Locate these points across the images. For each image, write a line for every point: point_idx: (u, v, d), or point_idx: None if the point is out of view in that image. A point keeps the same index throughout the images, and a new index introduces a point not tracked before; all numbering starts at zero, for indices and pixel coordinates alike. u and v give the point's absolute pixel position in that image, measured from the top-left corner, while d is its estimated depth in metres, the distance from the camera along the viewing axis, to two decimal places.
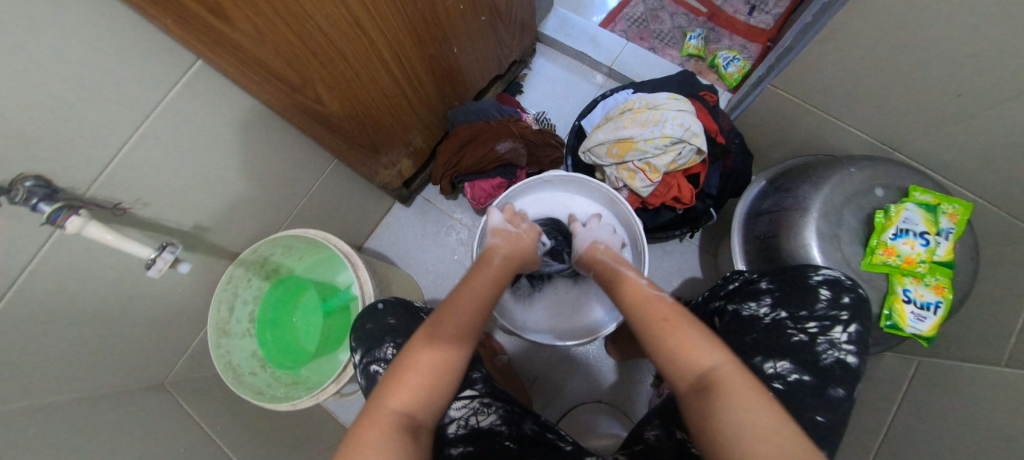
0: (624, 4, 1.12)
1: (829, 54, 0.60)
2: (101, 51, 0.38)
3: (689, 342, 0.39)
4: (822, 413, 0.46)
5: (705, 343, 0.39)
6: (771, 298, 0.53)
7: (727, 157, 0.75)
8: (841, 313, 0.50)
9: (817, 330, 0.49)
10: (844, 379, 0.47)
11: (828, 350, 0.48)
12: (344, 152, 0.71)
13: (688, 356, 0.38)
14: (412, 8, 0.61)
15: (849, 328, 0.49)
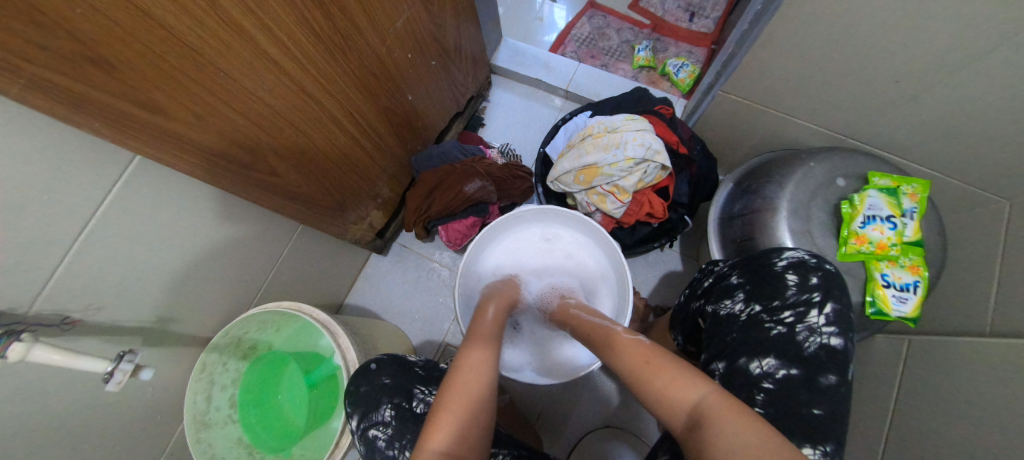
0: (571, 27, 1.15)
1: (769, 56, 0.62)
2: (23, 162, 0.36)
3: (674, 379, 0.42)
4: (818, 405, 0.44)
5: (686, 380, 0.42)
6: (743, 293, 0.52)
7: (691, 166, 0.76)
8: (812, 295, 0.50)
9: (794, 318, 0.49)
10: (829, 364, 0.47)
11: (809, 337, 0.48)
12: (311, 218, 0.70)
13: (675, 393, 0.41)
14: (360, 69, 0.62)
15: (824, 310, 0.49)
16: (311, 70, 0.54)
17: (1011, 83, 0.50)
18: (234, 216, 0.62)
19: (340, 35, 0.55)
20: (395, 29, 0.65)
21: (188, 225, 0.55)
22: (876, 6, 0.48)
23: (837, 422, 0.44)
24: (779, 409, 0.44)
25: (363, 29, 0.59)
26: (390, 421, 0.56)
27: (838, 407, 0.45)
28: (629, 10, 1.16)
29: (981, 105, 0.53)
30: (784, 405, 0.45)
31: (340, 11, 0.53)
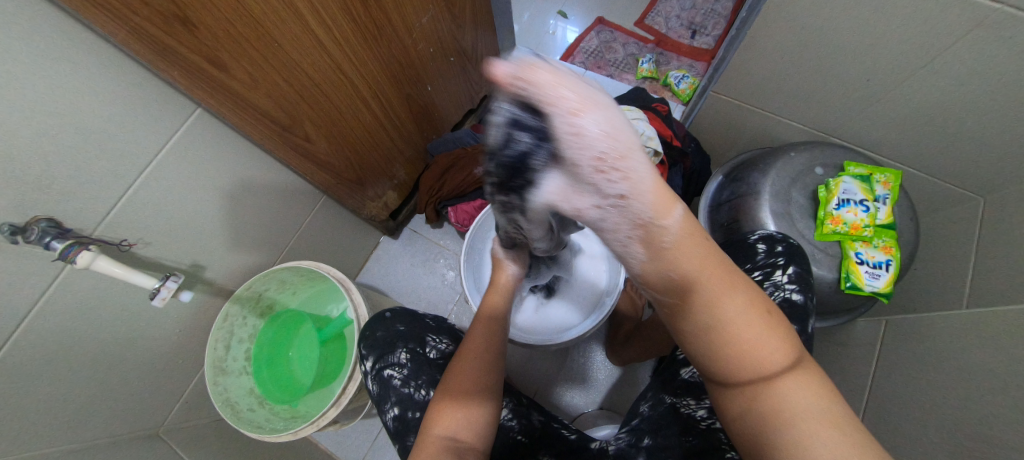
0: (580, 40, 1.25)
1: (753, 59, 0.69)
2: (104, 100, 0.43)
3: (784, 347, 0.30)
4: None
5: (790, 348, 0.31)
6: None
7: (685, 159, 0.81)
8: (778, 259, 0.53)
9: (761, 277, 0.52)
10: (792, 315, 0.48)
11: (774, 291, 0.50)
12: (334, 187, 0.76)
13: (778, 367, 0.30)
14: (387, 55, 0.70)
15: (788, 270, 0.51)
16: (347, 48, 0.61)
17: (969, 82, 0.55)
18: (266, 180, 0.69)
19: (374, 22, 0.63)
20: (421, 24, 0.73)
21: (227, 181, 0.62)
22: (844, 13, 0.55)
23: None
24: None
25: (393, 19, 0.67)
26: (406, 363, 0.59)
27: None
28: (635, 27, 1.25)
29: (947, 103, 0.59)
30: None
31: (376, 1, 0.61)
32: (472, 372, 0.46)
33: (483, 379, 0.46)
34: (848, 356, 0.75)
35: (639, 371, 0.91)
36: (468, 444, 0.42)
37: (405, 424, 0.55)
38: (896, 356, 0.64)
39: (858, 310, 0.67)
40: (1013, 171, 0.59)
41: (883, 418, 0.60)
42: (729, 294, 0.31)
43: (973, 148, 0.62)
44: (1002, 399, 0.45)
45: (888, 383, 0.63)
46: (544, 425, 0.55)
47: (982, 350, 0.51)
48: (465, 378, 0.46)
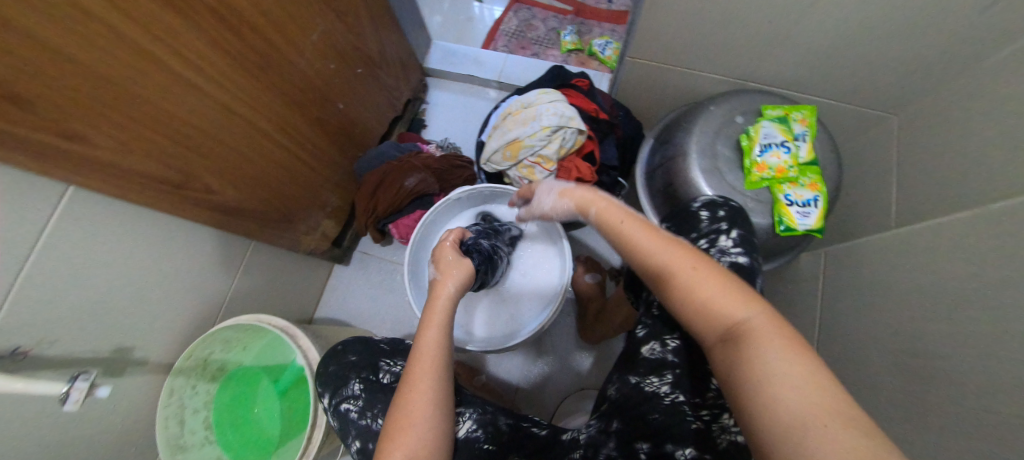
0: (499, 23, 1.20)
1: (660, 19, 0.66)
2: None
3: (730, 291, 0.35)
4: None
5: (736, 294, 0.35)
6: (669, 235, 0.57)
7: (615, 129, 0.79)
8: (721, 224, 0.53)
9: (708, 244, 0.52)
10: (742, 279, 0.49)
11: (722, 257, 0.50)
12: (260, 231, 0.70)
13: (719, 306, 0.35)
14: (279, 79, 0.64)
15: (732, 234, 0.52)
16: (223, 81, 0.55)
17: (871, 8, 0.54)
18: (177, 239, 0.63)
19: (250, 50, 0.57)
20: (311, 42, 0.67)
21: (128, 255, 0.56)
22: None
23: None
24: None
25: (274, 42, 0.61)
26: (360, 394, 0.56)
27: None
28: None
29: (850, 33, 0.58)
30: None
31: (247, 28, 0.55)
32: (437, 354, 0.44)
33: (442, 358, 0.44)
34: (796, 290, 0.78)
35: (613, 344, 0.92)
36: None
37: (368, 455, 0.53)
38: (841, 285, 0.66)
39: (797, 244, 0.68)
40: (929, 87, 0.61)
41: (836, 347, 0.62)
42: (677, 256, 0.39)
43: (884, 70, 0.62)
44: (943, 315, 0.46)
45: (836, 313, 0.65)
46: (514, 429, 0.54)
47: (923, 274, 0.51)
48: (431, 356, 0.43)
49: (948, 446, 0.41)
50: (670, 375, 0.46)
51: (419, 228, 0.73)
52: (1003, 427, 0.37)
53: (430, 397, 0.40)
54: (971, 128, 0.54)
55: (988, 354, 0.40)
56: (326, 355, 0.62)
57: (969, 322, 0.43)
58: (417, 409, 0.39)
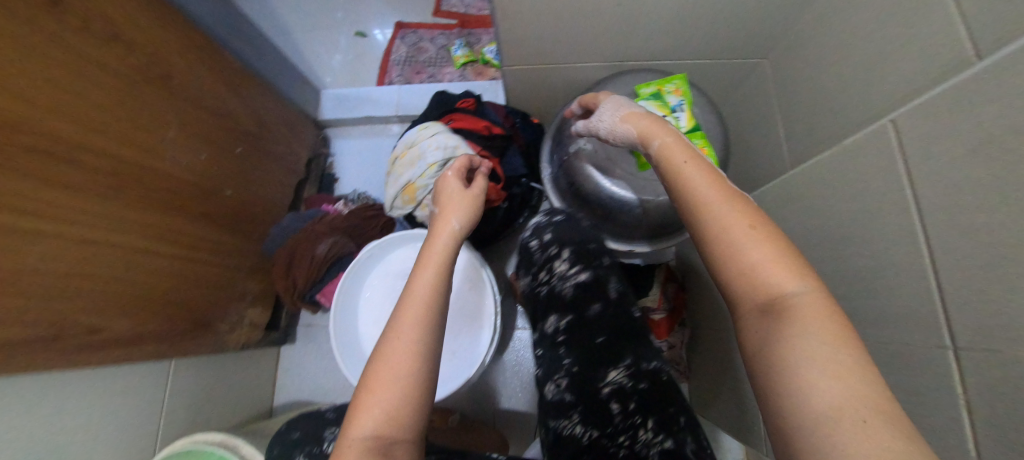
0: (388, 53, 1.16)
1: (522, 27, 0.64)
2: None
3: (776, 262, 0.32)
4: (597, 335, 0.48)
5: (787, 266, 0.32)
6: (523, 271, 0.60)
7: (515, 137, 0.80)
8: (552, 250, 0.54)
9: (548, 275, 0.53)
10: (590, 296, 0.50)
11: (563, 283, 0.52)
12: (178, 348, 0.65)
13: (766, 276, 0.32)
14: (140, 189, 0.59)
15: (564, 255, 0.53)
16: (75, 213, 0.50)
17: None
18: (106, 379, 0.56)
19: (96, 171, 0.52)
20: (167, 140, 0.63)
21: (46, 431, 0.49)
22: None
23: (624, 333, 0.48)
24: (577, 355, 0.47)
25: (121, 153, 0.56)
26: None
27: (610, 317, 0.49)
28: (435, 18, 1.18)
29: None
30: (580, 349, 0.48)
31: (83, 151, 0.50)
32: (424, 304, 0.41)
33: (426, 318, 0.40)
34: None
35: None
36: (397, 436, 0.34)
37: None
38: None
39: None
40: (783, 31, 0.62)
41: None
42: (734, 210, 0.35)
43: (744, 27, 0.63)
44: (838, 252, 0.48)
45: None
46: None
47: (805, 211, 0.53)
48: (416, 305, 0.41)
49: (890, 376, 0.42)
50: (575, 415, 0.45)
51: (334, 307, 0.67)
52: (925, 354, 0.38)
53: (403, 366, 0.37)
54: (823, 62, 0.56)
55: (884, 285, 0.41)
56: (275, 443, 0.59)
57: (861, 256, 0.44)
58: (391, 378, 0.36)
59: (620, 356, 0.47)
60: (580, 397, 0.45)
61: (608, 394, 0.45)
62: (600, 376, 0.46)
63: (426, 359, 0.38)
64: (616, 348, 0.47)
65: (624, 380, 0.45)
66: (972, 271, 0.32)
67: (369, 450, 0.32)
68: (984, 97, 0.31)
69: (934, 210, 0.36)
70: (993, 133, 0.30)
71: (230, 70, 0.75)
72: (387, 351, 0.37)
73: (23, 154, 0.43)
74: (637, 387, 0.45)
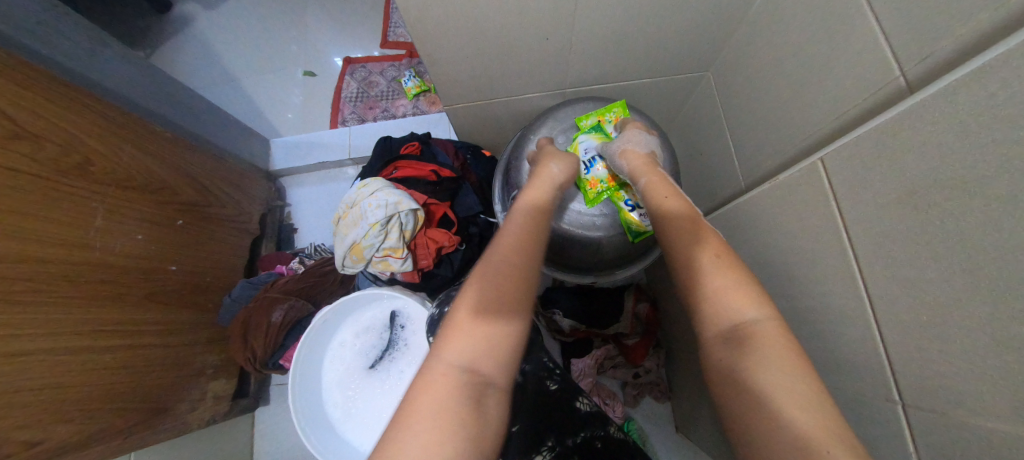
0: (339, 90, 1.14)
1: (450, 69, 0.62)
2: None
3: (738, 290, 0.35)
4: (513, 425, 0.51)
5: (747, 294, 0.35)
6: None
7: (467, 175, 0.79)
8: None
9: None
10: None
11: None
12: (133, 440, 0.61)
13: (727, 302, 0.35)
14: (75, 283, 0.56)
15: None
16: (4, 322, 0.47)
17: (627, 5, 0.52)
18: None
19: (18, 280, 0.49)
20: (96, 228, 0.59)
21: None
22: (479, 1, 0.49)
23: (535, 413, 0.53)
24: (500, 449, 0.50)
25: (47, 255, 0.52)
26: None
27: (517, 401, 0.53)
28: (383, 50, 1.17)
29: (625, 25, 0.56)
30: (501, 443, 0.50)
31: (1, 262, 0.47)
32: (508, 256, 0.41)
33: (527, 251, 0.42)
34: None
35: None
36: (487, 376, 0.34)
37: None
38: None
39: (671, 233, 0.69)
40: (718, 47, 0.60)
41: None
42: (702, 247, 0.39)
43: (678, 46, 0.61)
44: (786, 284, 0.46)
45: None
46: None
47: (753, 241, 0.51)
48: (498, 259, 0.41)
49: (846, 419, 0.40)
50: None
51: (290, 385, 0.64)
52: (874, 404, 0.36)
53: (508, 293, 0.38)
54: (755, 81, 0.54)
55: (831, 327, 0.39)
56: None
57: (807, 292, 0.42)
58: (489, 310, 0.37)
59: (539, 440, 0.50)
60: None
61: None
62: None
63: (525, 298, 0.39)
64: (534, 433, 0.51)
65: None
66: (913, 324, 0.31)
67: (458, 382, 0.33)
68: (909, 141, 0.29)
69: (870, 256, 0.34)
70: (923, 180, 0.28)
71: (157, 140, 0.73)
72: (489, 277, 0.39)
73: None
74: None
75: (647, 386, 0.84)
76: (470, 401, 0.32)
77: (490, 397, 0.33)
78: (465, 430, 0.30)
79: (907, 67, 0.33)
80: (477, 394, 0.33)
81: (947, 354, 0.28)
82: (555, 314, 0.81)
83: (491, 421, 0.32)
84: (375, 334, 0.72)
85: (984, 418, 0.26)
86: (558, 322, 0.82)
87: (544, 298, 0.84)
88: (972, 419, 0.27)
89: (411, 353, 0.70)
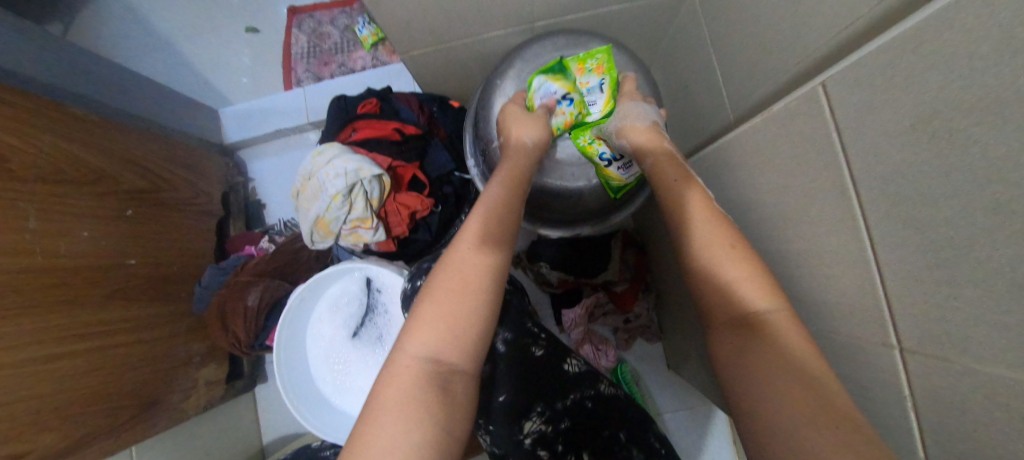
0: (287, 47, 1.02)
1: (394, 10, 0.53)
2: None
3: (751, 287, 0.34)
4: (500, 392, 0.51)
5: (761, 288, 0.33)
6: None
7: (435, 129, 0.73)
8: None
9: None
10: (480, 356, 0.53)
11: None
12: (128, 436, 0.61)
13: (741, 292, 0.34)
14: (24, 293, 0.51)
15: None
16: None
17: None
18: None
19: None
20: (32, 230, 0.54)
21: None
22: None
23: (523, 381, 0.52)
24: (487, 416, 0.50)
25: None
26: None
27: (503, 373, 0.51)
28: None
29: None
30: (488, 410, 0.51)
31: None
32: (480, 241, 0.41)
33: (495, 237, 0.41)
34: None
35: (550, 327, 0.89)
36: (453, 364, 0.35)
37: None
38: None
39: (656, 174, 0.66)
40: None
41: None
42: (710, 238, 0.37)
43: None
44: (775, 228, 0.42)
45: None
46: None
47: (738, 183, 0.47)
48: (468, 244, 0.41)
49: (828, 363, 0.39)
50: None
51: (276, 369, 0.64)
52: (865, 349, 0.34)
53: (473, 280, 0.38)
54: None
55: (824, 272, 0.36)
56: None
57: (797, 236, 0.39)
58: (455, 298, 0.37)
59: (528, 407, 0.50)
60: (509, 448, 0.50)
61: (532, 443, 0.49)
62: (518, 429, 0.50)
63: (494, 285, 0.39)
64: (523, 399, 0.51)
65: (542, 427, 0.50)
66: (922, 268, 0.27)
67: (424, 372, 0.34)
68: (935, 51, 0.24)
69: (874, 194, 0.30)
70: (946, 101, 0.23)
71: (82, 122, 0.64)
72: (456, 264, 0.39)
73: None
74: (556, 429, 0.50)
75: (637, 329, 0.85)
76: (434, 389, 0.33)
77: (455, 384, 0.35)
78: (430, 418, 0.32)
79: None
80: (447, 390, 0.34)
81: (958, 300, 0.25)
82: (541, 267, 0.82)
83: (459, 406, 0.34)
84: (351, 308, 0.70)
85: (990, 368, 0.24)
86: (546, 275, 0.82)
87: (530, 253, 0.84)
88: (979, 368, 0.25)
89: (393, 323, 0.69)
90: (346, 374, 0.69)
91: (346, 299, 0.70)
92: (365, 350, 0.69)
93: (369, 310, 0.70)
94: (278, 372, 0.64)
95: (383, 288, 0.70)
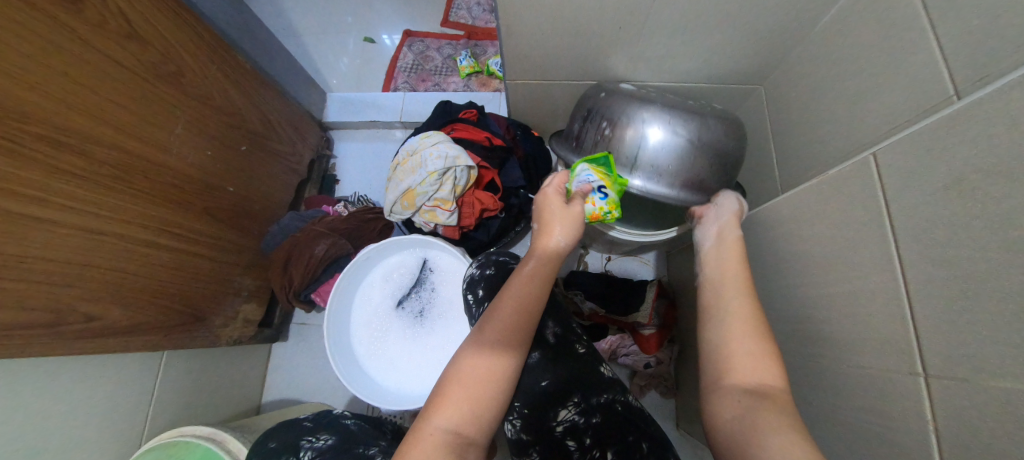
0: (395, 60, 1.19)
1: (522, 49, 0.66)
2: None
3: (755, 356, 0.38)
4: (543, 379, 0.54)
5: (766, 367, 0.37)
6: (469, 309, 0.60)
7: (518, 147, 0.84)
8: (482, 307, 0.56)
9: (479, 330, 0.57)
10: (530, 344, 0.56)
11: None
12: (169, 340, 0.64)
13: (744, 366, 0.37)
14: (148, 181, 0.58)
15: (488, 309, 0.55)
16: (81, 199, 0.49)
17: (707, 10, 0.55)
18: (97, 369, 0.57)
19: (104, 164, 0.52)
20: (175, 135, 0.63)
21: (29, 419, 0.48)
22: None
23: (565, 372, 0.55)
24: (526, 400, 0.53)
25: (132, 148, 0.56)
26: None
27: (549, 361, 0.55)
28: (443, 28, 1.22)
29: (694, 36, 0.60)
30: (529, 395, 0.54)
31: (93, 144, 0.50)
32: (506, 327, 0.43)
33: (516, 331, 0.44)
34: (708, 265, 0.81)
35: None
36: (471, 437, 0.38)
37: None
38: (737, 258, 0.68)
39: (736, 192, 0.67)
40: (778, 63, 0.64)
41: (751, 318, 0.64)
42: (739, 319, 0.40)
43: (743, 59, 0.64)
44: (818, 277, 0.49)
45: None
46: None
47: (787, 238, 0.54)
48: (495, 330, 0.43)
49: (852, 400, 0.44)
50: (536, 453, 0.52)
51: (324, 325, 0.67)
52: (893, 382, 0.39)
53: (490, 373, 0.41)
54: (810, 94, 0.58)
55: (857, 314, 0.43)
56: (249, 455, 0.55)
57: (837, 281, 0.46)
58: (473, 386, 0.40)
59: (565, 396, 0.54)
60: (538, 435, 0.53)
61: (563, 431, 0.52)
62: (553, 415, 0.53)
63: (508, 373, 0.42)
64: (562, 389, 0.54)
65: (576, 418, 0.53)
66: (950, 303, 0.33)
67: (447, 446, 0.36)
68: (970, 137, 0.32)
69: (910, 240, 0.37)
70: (976, 169, 0.32)
71: (238, 68, 0.77)
72: (479, 361, 0.41)
73: (32, 140, 0.44)
74: (588, 422, 0.53)
75: (656, 379, 0.87)
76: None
77: (471, 456, 0.37)
78: None
79: (965, 82, 0.37)
80: None
81: (977, 326, 0.31)
82: (577, 295, 0.87)
83: None
84: (403, 280, 0.75)
85: (1003, 386, 0.29)
86: (580, 304, 0.88)
87: (569, 279, 0.90)
88: (995, 382, 0.30)
89: (437, 302, 0.74)
90: (383, 341, 0.72)
91: (400, 270, 0.76)
92: (405, 322, 0.73)
93: (416, 285, 0.75)
94: (324, 327, 0.67)
95: (435, 268, 0.75)
